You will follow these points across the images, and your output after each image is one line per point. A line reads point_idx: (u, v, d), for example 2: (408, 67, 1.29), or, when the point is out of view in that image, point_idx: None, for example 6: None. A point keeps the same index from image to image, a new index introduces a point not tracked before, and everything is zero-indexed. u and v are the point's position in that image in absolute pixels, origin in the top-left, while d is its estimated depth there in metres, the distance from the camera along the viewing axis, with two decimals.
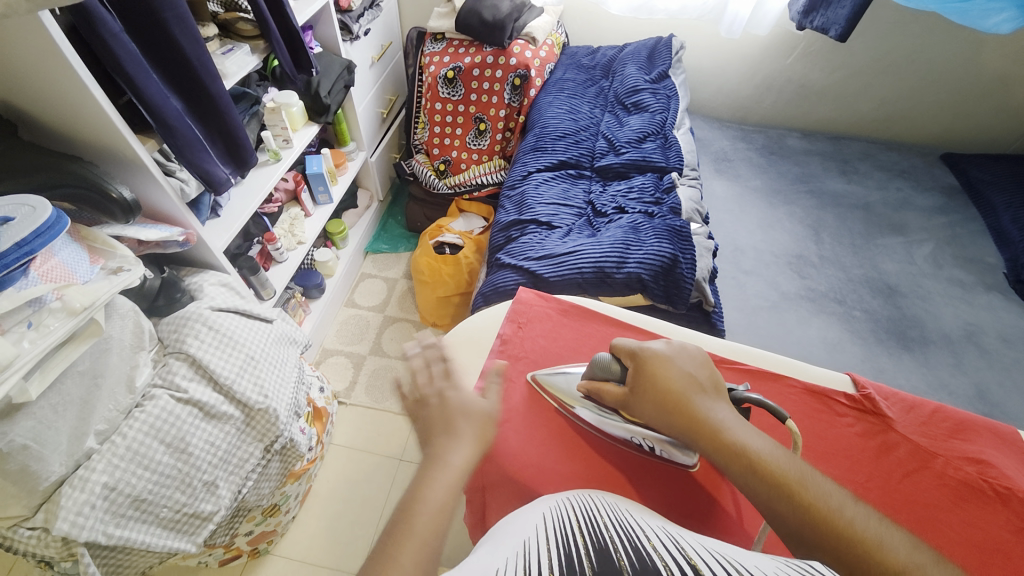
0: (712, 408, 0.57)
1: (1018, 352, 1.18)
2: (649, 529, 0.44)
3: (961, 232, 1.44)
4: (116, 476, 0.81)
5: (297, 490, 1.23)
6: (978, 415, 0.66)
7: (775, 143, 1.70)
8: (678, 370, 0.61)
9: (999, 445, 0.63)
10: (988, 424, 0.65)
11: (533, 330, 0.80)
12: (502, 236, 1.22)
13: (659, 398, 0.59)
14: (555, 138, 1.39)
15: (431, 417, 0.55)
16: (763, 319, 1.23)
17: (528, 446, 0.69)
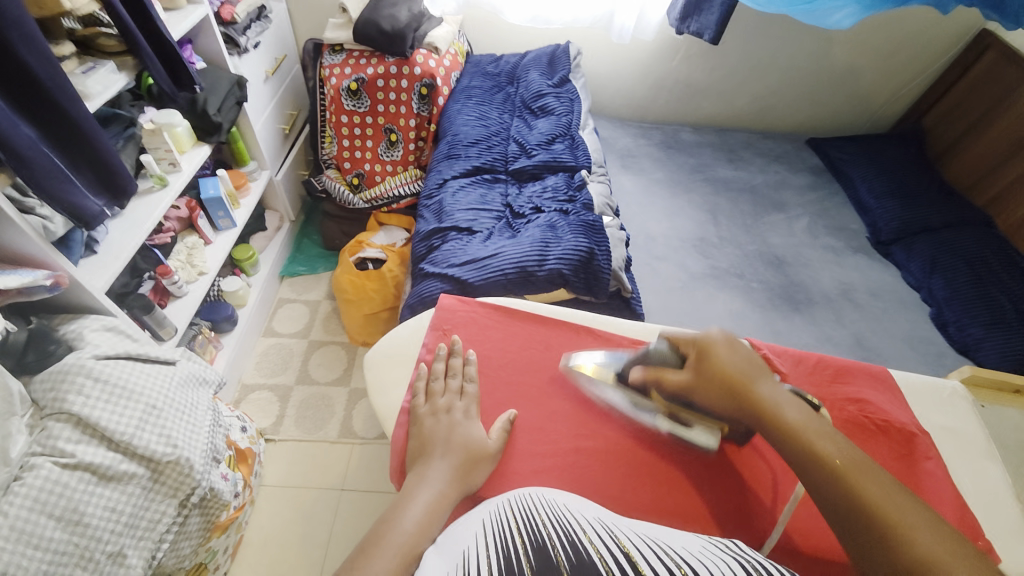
0: (765, 386, 0.54)
1: (883, 303, 1.39)
2: (590, 522, 0.47)
3: (829, 205, 1.66)
4: (3, 561, 0.71)
5: (227, 542, 1.13)
6: (854, 360, 0.72)
7: (671, 138, 1.85)
8: (738, 354, 0.57)
9: (875, 384, 0.68)
10: (864, 368, 0.70)
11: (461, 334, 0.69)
12: (424, 246, 1.21)
13: (715, 376, 0.56)
14: (467, 145, 1.40)
15: (427, 438, 0.56)
16: (679, 300, 1.33)
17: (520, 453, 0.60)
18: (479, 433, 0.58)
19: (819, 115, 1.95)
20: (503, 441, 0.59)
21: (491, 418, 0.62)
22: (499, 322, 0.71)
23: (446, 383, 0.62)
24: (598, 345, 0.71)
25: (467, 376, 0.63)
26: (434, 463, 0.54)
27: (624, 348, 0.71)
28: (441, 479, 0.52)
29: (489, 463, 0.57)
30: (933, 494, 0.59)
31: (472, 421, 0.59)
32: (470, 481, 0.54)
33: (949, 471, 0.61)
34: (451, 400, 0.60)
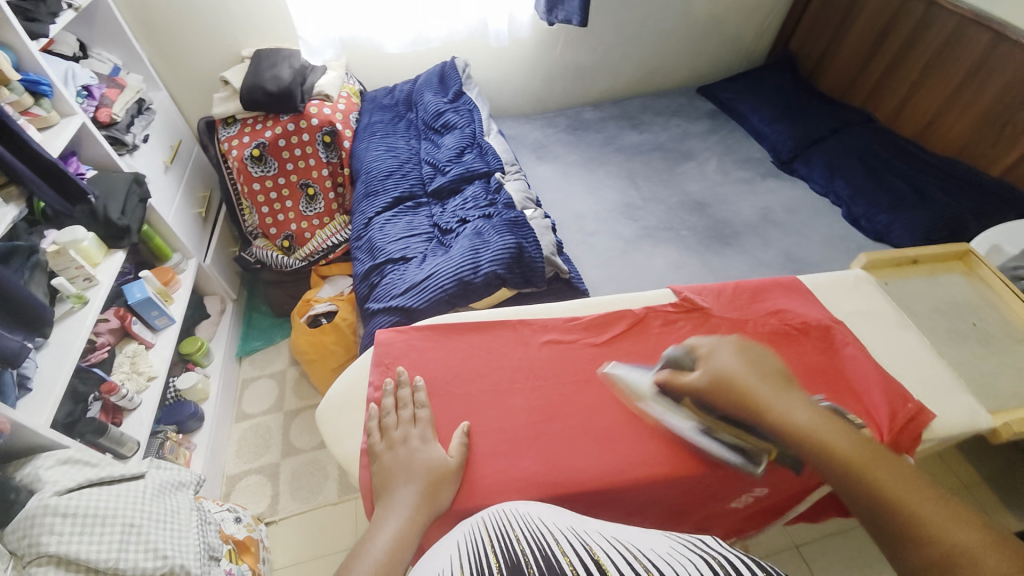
0: (786, 406, 0.58)
1: (799, 216, 1.52)
2: (563, 530, 0.49)
3: (732, 142, 1.79)
4: None
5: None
6: (766, 277, 0.78)
7: (575, 120, 1.94)
8: (740, 367, 0.62)
9: (787, 294, 0.74)
10: (774, 281, 0.77)
11: (405, 364, 0.70)
12: (365, 285, 1.21)
13: (733, 395, 0.60)
14: (382, 178, 1.42)
15: (391, 471, 0.58)
16: (621, 265, 1.41)
17: (494, 461, 0.61)
18: (439, 454, 0.60)
19: (702, 65, 2.08)
20: (464, 453, 0.61)
21: (447, 434, 0.63)
22: (438, 339, 0.72)
23: (400, 414, 0.64)
24: (534, 331, 0.71)
25: (419, 401, 0.65)
26: (400, 493, 0.56)
27: (562, 327, 0.73)
28: (407, 508, 0.55)
29: (454, 479, 0.59)
30: (860, 376, 0.65)
31: (430, 444, 0.61)
32: (438, 501, 0.57)
33: (867, 350, 0.68)
34: (407, 429, 0.62)
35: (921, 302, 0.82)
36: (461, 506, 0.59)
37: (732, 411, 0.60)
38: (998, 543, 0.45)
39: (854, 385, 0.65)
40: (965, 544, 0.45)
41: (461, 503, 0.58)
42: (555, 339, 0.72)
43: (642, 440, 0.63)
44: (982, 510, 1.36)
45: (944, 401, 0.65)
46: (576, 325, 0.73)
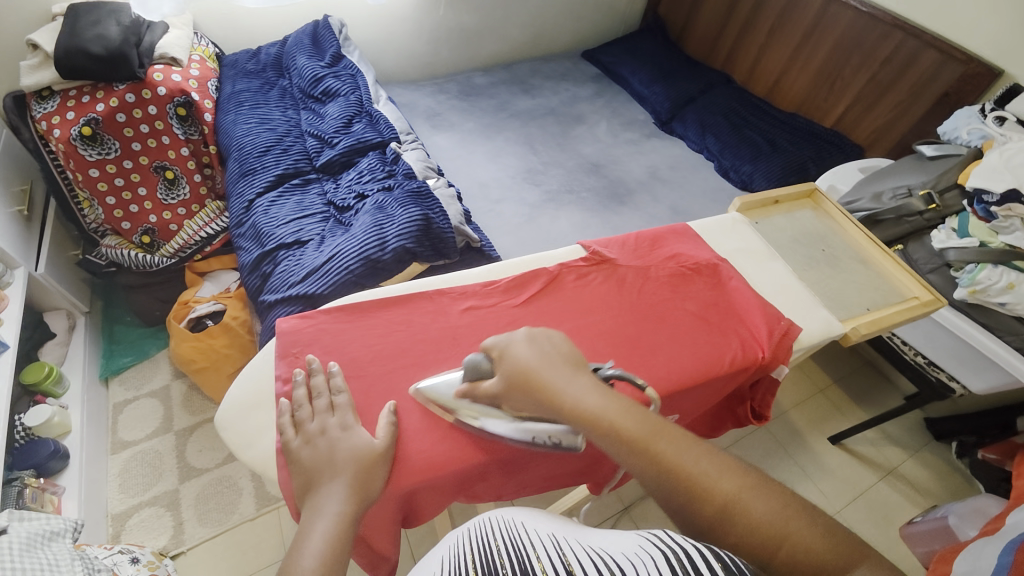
0: (576, 388, 0.53)
1: (681, 171, 1.68)
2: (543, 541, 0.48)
3: (617, 105, 1.91)
4: None
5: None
6: (663, 225, 0.83)
7: (467, 85, 1.90)
8: (532, 357, 0.56)
9: (681, 239, 0.80)
10: (671, 228, 0.82)
11: (316, 354, 0.61)
12: (256, 277, 1.07)
13: (526, 388, 0.54)
14: (258, 155, 1.25)
15: (313, 466, 0.54)
16: (529, 230, 1.45)
17: (427, 434, 0.58)
18: (364, 439, 0.55)
19: (584, 29, 2.14)
20: (392, 434, 0.57)
21: (371, 416, 0.59)
22: (350, 321, 0.64)
23: (316, 403, 0.58)
24: (453, 298, 0.66)
25: (337, 387, 0.59)
26: (326, 487, 0.52)
27: (481, 292, 0.68)
28: (336, 502, 0.51)
29: (385, 461, 0.55)
30: (746, 303, 0.72)
31: (352, 431, 0.56)
32: (370, 486, 0.53)
33: (747, 281, 0.75)
34: (326, 419, 0.56)
35: (782, 235, 0.86)
36: (396, 486, 0.55)
37: (538, 405, 0.54)
38: (754, 481, 0.47)
39: (742, 313, 0.71)
40: (742, 493, 0.45)
41: (395, 485, 0.55)
42: (476, 305, 0.67)
43: None
44: (832, 405, 1.69)
45: (806, 317, 0.74)
46: (494, 289, 0.69)
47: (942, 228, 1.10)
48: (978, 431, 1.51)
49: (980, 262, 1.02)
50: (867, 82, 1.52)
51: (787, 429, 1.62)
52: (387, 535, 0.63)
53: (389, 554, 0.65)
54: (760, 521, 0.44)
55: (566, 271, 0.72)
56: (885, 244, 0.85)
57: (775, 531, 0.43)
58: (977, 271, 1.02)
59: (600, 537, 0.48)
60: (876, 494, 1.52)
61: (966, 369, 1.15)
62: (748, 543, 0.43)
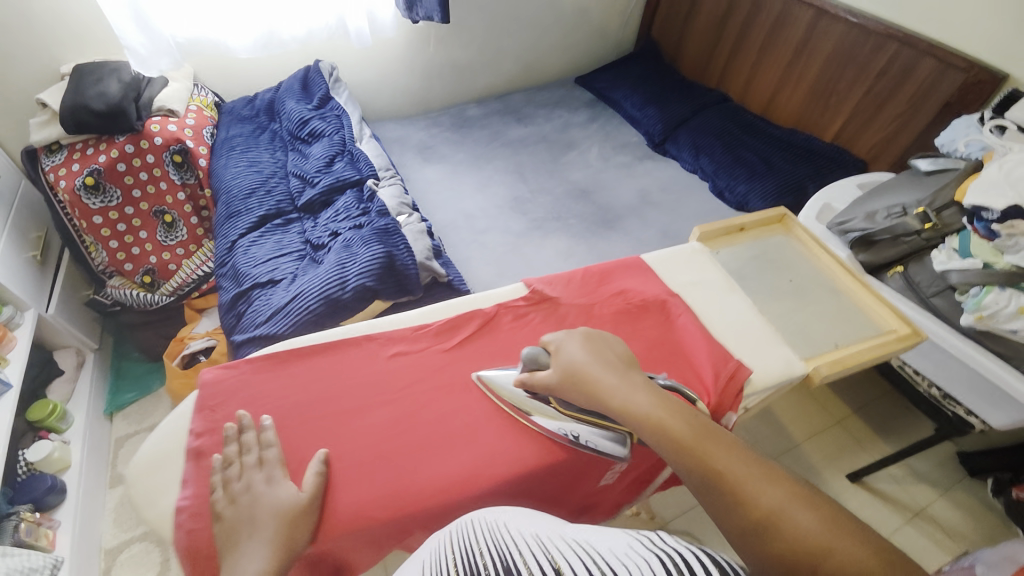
0: (629, 387, 0.55)
1: (672, 193, 1.64)
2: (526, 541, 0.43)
3: (609, 129, 1.89)
4: None
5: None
6: (614, 259, 0.80)
7: (459, 117, 1.94)
8: (586, 357, 0.59)
9: (631, 273, 0.77)
10: (622, 262, 0.79)
11: (234, 406, 0.60)
12: (231, 316, 1.10)
13: (575, 385, 0.57)
14: (243, 197, 1.30)
15: (234, 523, 0.51)
16: (511, 260, 1.43)
17: (355, 484, 0.55)
18: (291, 494, 0.52)
19: (577, 56, 2.15)
20: (321, 488, 0.53)
21: (301, 468, 0.56)
22: (272, 369, 0.63)
23: (241, 457, 0.55)
24: (381, 344, 0.65)
25: (267, 439, 0.56)
26: (246, 547, 0.49)
27: (410, 336, 0.67)
28: (254, 564, 0.48)
29: (313, 518, 0.52)
30: (693, 343, 0.68)
31: (281, 486, 0.53)
32: (294, 545, 0.50)
33: (698, 318, 0.71)
34: (252, 474, 0.53)
35: (746, 265, 0.82)
36: (324, 542, 0.52)
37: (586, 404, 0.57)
38: (807, 494, 0.44)
39: (692, 351, 0.67)
40: (787, 508, 0.42)
41: (300, 546, 0.51)
42: (404, 350, 0.65)
43: (502, 433, 0.59)
44: (851, 439, 1.54)
45: (765, 357, 0.68)
46: (424, 333, 0.67)
47: (942, 248, 1.01)
48: (1012, 466, 1.39)
49: (986, 286, 0.93)
50: (864, 94, 1.45)
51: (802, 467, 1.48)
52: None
53: None
54: (805, 534, 0.40)
55: (504, 313, 0.70)
56: (858, 271, 0.78)
57: (820, 545, 0.39)
58: (983, 295, 0.93)
59: (585, 533, 0.43)
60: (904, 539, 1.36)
61: (983, 401, 1.04)
62: (787, 553, 0.39)
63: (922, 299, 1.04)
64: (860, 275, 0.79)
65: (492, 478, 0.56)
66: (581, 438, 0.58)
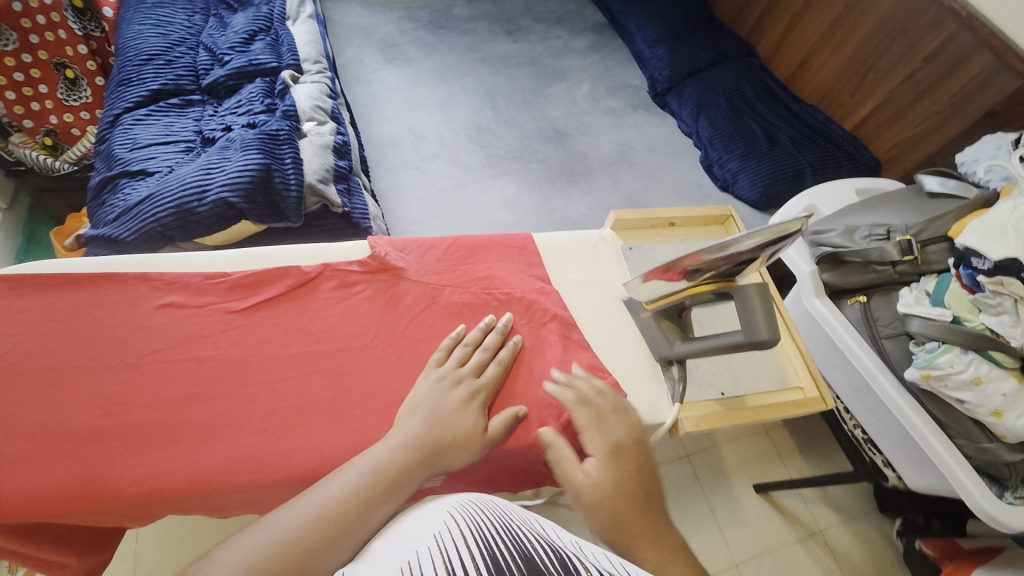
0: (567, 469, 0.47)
1: (659, 156, 1.38)
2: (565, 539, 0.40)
3: (611, 65, 1.57)
4: None
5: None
6: (493, 233, 0.66)
7: (442, 16, 1.60)
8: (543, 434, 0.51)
9: (506, 254, 0.64)
10: (501, 239, 0.65)
11: None
12: (95, 205, 0.95)
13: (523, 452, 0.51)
14: (138, 63, 1.08)
15: None
16: (449, 199, 1.21)
17: (60, 462, 0.44)
18: (475, 421, 0.50)
19: None
20: (502, 429, 0.50)
21: (500, 406, 0.54)
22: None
23: (453, 352, 0.54)
24: (151, 289, 0.53)
25: (489, 347, 0.55)
26: (404, 431, 0.47)
27: (194, 287, 0.54)
28: (389, 452, 0.45)
29: (482, 452, 0.49)
30: (541, 359, 0.57)
31: (468, 406, 0.50)
32: (445, 462, 0.47)
33: (563, 329, 0.59)
34: (451, 369, 0.52)
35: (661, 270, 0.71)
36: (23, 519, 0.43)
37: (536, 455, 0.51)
38: None
39: (541, 377, 0.56)
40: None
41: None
42: (177, 303, 0.53)
43: (252, 433, 0.47)
44: (770, 450, 1.22)
45: (629, 393, 0.58)
46: (216, 285, 0.54)
47: (913, 288, 0.86)
48: (928, 510, 1.04)
49: (945, 343, 0.78)
50: (905, 80, 1.19)
51: (687, 476, 1.16)
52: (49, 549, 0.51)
53: (68, 561, 0.54)
54: None
55: (325, 278, 0.57)
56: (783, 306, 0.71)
57: None
58: (938, 353, 0.78)
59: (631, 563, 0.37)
60: (785, 557, 1.10)
61: (904, 459, 0.87)
62: None
63: (873, 338, 0.90)
64: (788, 322, 0.70)
65: (219, 486, 0.44)
66: (696, 270, 0.50)
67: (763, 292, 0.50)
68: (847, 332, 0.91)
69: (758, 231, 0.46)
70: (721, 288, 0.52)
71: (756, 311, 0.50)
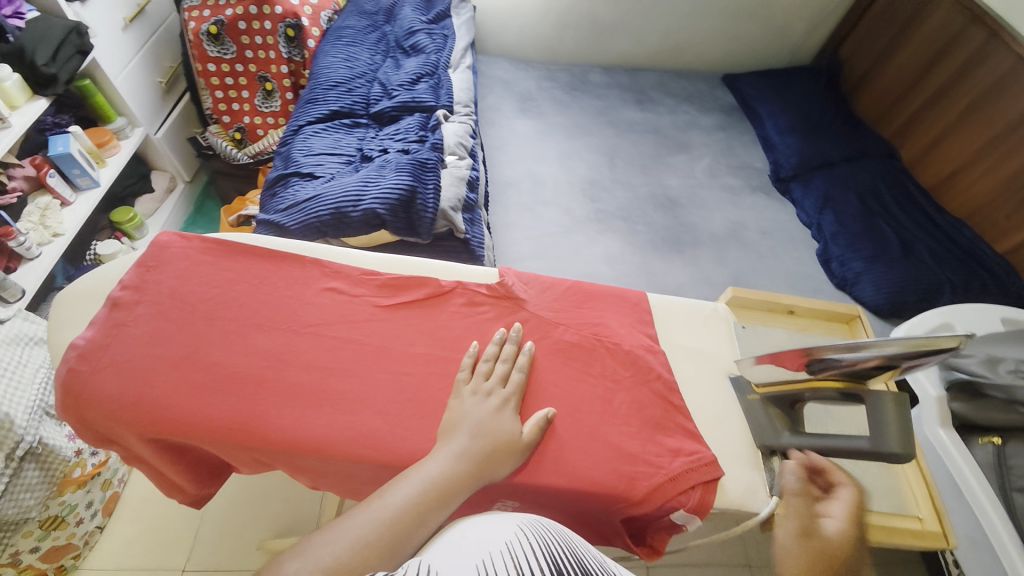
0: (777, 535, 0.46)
1: (772, 241, 1.35)
2: None
3: (735, 144, 1.59)
4: None
5: (90, 498, 0.92)
6: (611, 286, 0.70)
7: (579, 80, 1.74)
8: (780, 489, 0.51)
9: (620, 307, 0.67)
10: (617, 292, 0.69)
11: (165, 274, 0.61)
12: (267, 194, 1.14)
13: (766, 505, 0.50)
14: (326, 87, 1.30)
15: (138, 397, 0.53)
16: (554, 244, 1.27)
17: (227, 397, 0.53)
18: (512, 427, 0.53)
19: (738, 52, 1.81)
20: (536, 434, 0.53)
21: (529, 409, 0.56)
22: (215, 256, 0.64)
23: (477, 367, 0.57)
24: (320, 273, 0.63)
25: (507, 358, 0.58)
26: (450, 444, 0.50)
27: (353, 279, 0.64)
28: (439, 466, 0.48)
29: (521, 458, 0.52)
30: (637, 417, 0.58)
31: (503, 412, 0.54)
32: (491, 472, 0.50)
33: (663, 392, 0.60)
34: (480, 383, 0.55)
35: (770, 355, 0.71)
36: (188, 437, 0.52)
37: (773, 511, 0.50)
38: None
39: (585, 407, 0.57)
40: None
41: (146, 429, 0.52)
42: (338, 289, 0.62)
43: (374, 413, 0.54)
44: None
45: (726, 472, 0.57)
46: (370, 281, 0.64)
47: None
48: None
49: None
50: None
51: None
52: (184, 475, 0.60)
53: (187, 488, 0.62)
54: None
55: (458, 295, 0.64)
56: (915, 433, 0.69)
57: None
58: None
59: None
60: None
61: None
62: None
63: (1000, 486, 0.79)
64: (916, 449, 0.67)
65: (340, 452, 0.51)
66: (826, 364, 0.50)
67: (898, 402, 0.50)
68: (973, 474, 0.81)
69: (902, 340, 0.45)
70: (849, 388, 0.51)
71: (887, 420, 0.50)
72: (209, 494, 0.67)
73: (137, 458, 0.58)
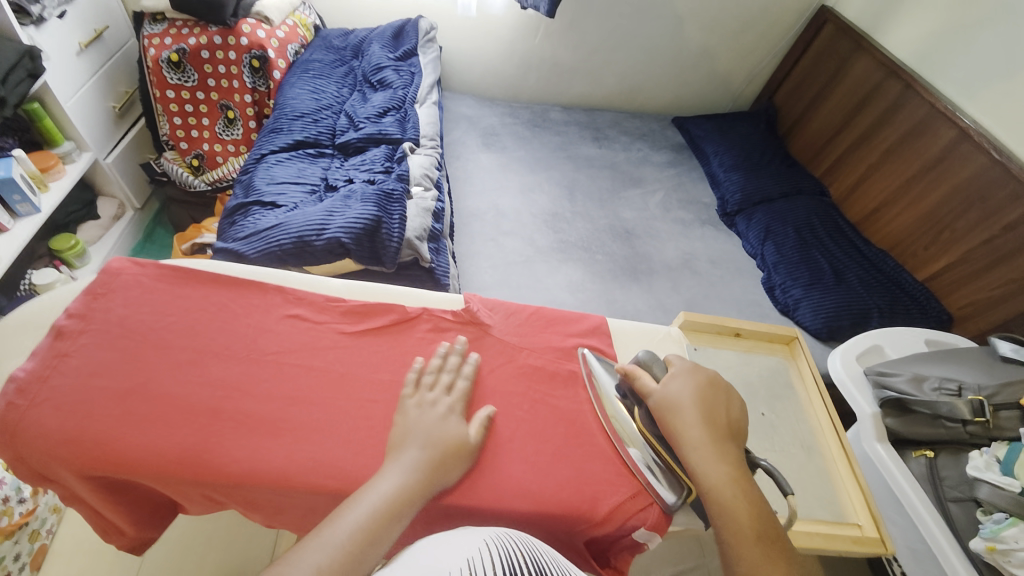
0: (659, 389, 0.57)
1: (721, 269, 1.44)
2: None
3: (685, 180, 1.71)
4: None
5: (17, 549, 0.82)
6: (572, 311, 0.73)
7: (540, 117, 1.83)
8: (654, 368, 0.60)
9: (581, 333, 0.69)
10: (578, 318, 0.72)
11: (113, 302, 0.59)
12: (226, 223, 1.11)
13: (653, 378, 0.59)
14: (292, 117, 1.31)
15: (78, 433, 0.50)
16: (518, 273, 1.31)
17: (178, 429, 0.51)
18: (459, 431, 0.54)
19: (685, 97, 1.97)
20: (482, 437, 0.55)
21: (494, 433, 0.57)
22: (171, 283, 0.62)
23: (422, 379, 0.58)
24: (283, 300, 0.62)
25: (453, 367, 0.60)
26: (400, 458, 0.50)
27: (317, 306, 0.64)
28: (390, 483, 0.48)
29: (468, 462, 0.53)
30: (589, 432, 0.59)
31: (449, 418, 0.54)
32: (440, 481, 0.50)
33: None
34: (425, 394, 0.56)
35: (721, 376, 0.77)
36: (133, 472, 0.49)
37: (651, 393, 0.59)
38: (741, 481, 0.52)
39: (539, 423, 0.59)
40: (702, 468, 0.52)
41: (86, 466, 0.49)
42: (301, 316, 0.62)
43: (337, 443, 0.53)
44: None
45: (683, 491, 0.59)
46: (334, 308, 0.64)
47: (984, 451, 0.84)
48: None
49: (1013, 516, 0.76)
50: (981, 244, 1.24)
51: None
52: (125, 517, 0.56)
53: (127, 530, 0.58)
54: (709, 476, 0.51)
55: (425, 322, 0.65)
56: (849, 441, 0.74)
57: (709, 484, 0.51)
58: (1004, 525, 0.76)
59: None
60: None
61: None
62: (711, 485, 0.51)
63: (937, 497, 0.87)
64: (852, 456, 0.73)
65: (301, 485, 0.50)
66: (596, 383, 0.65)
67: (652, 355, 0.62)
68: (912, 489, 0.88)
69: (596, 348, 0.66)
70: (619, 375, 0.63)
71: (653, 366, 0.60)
72: (152, 536, 0.63)
73: (71, 500, 0.54)
